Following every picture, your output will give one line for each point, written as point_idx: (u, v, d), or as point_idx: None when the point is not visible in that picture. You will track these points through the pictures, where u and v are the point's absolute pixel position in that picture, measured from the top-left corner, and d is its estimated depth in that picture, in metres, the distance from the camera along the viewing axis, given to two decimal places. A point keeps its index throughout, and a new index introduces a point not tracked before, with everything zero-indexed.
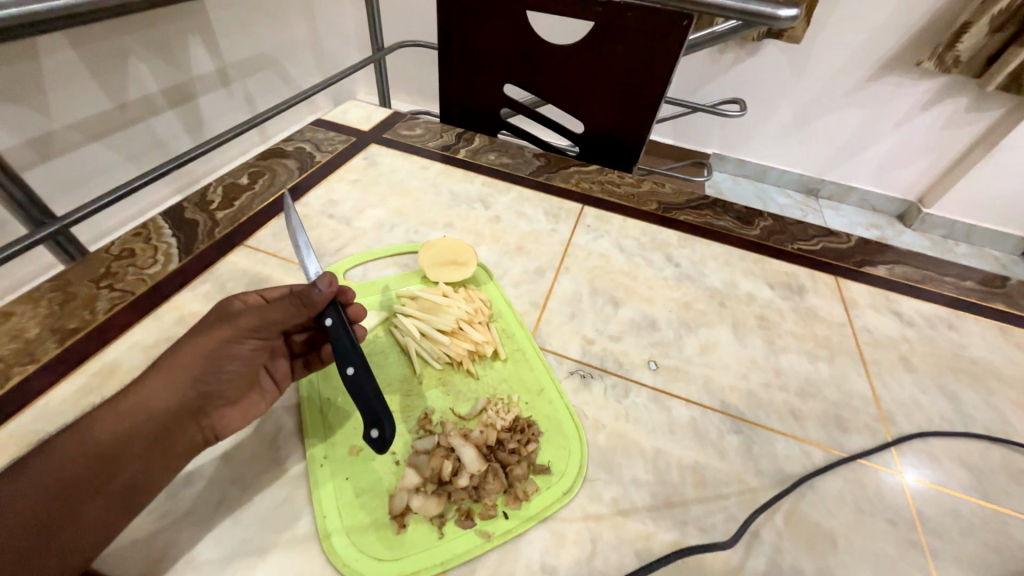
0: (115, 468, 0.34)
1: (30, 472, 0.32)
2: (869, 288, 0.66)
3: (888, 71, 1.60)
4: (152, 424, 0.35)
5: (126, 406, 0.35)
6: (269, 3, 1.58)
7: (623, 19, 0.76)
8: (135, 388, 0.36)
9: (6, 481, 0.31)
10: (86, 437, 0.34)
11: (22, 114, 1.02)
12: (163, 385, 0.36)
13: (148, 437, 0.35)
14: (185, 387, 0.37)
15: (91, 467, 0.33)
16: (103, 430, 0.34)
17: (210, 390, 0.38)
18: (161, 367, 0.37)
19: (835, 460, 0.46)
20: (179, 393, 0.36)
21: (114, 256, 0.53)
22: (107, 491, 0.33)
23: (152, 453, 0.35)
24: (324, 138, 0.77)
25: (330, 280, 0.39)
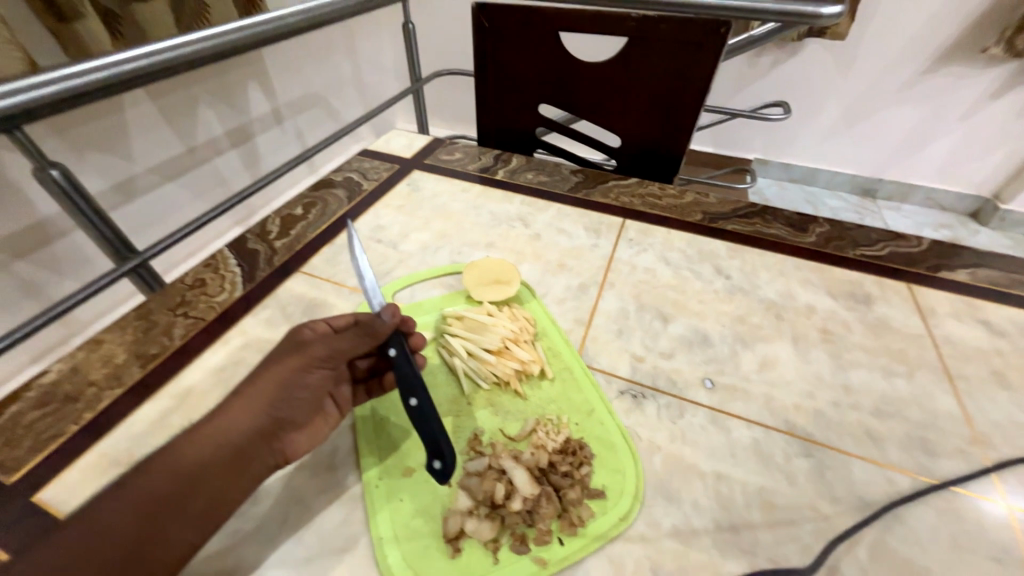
0: (200, 490, 0.34)
1: (121, 496, 0.32)
2: (948, 294, 0.60)
3: (949, 61, 1.50)
4: (232, 446, 0.36)
5: (208, 430, 0.36)
6: (317, 46, 1.71)
7: (657, 31, 0.76)
8: (215, 413, 0.37)
9: (95, 505, 0.32)
10: (171, 460, 0.34)
11: (110, 161, 1.15)
12: (242, 410, 0.37)
13: (231, 459, 0.36)
14: (262, 410, 0.38)
15: (175, 489, 0.33)
16: (188, 454, 0.35)
17: (284, 415, 0.39)
18: (240, 394, 0.38)
19: (925, 487, 0.42)
20: (257, 415, 0.37)
21: (188, 285, 0.58)
22: (192, 510, 0.34)
23: (233, 477, 0.36)
24: (370, 167, 0.81)
25: (392, 311, 0.43)
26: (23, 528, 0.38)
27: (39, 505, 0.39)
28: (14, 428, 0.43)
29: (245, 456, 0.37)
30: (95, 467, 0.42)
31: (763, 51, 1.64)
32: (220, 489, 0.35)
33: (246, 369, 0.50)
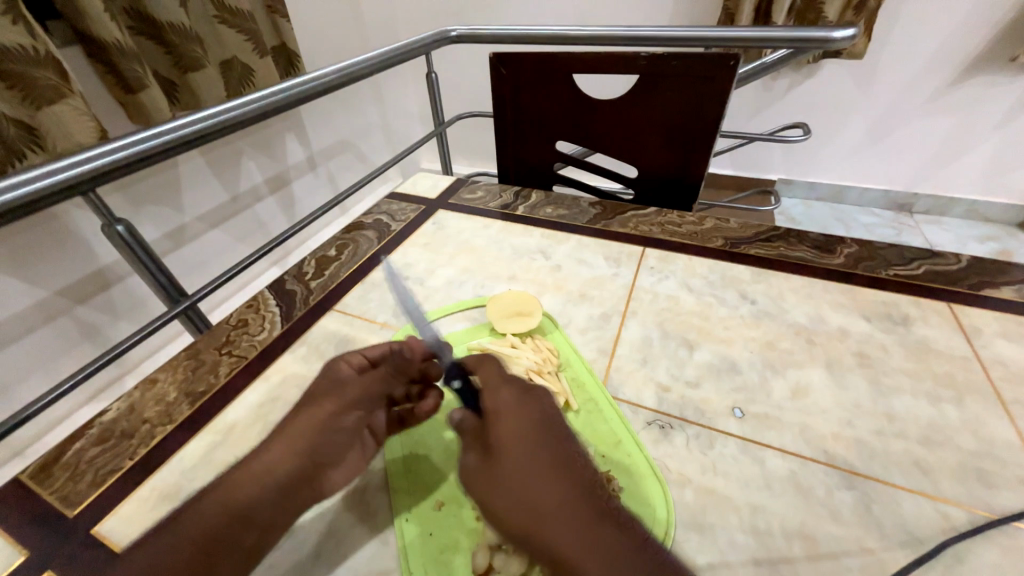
0: (247, 524, 0.36)
1: (177, 534, 0.35)
2: (994, 313, 0.57)
3: (975, 73, 1.48)
4: (276, 478, 0.39)
5: (255, 470, 0.39)
6: (349, 98, 1.85)
7: (668, 67, 0.79)
8: (260, 455, 0.40)
9: (154, 544, 0.35)
10: (220, 499, 0.37)
11: (164, 212, 1.26)
12: (285, 450, 0.41)
13: (277, 492, 0.38)
14: (300, 444, 0.41)
15: (226, 525, 0.36)
16: (234, 493, 0.37)
17: (322, 451, 0.42)
18: (283, 436, 0.42)
19: (985, 523, 0.39)
20: (296, 450, 0.41)
21: (232, 325, 0.62)
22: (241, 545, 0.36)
23: (276, 509, 0.38)
24: (397, 208, 0.85)
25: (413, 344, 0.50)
26: (81, 559, 0.40)
27: (97, 537, 0.42)
28: (77, 463, 0.47)
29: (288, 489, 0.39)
30: (147, 500, 0.44)
31: (777, 75, 1.65)
32: (268, 520, 0.37)
33: (284, 405, 0.52)
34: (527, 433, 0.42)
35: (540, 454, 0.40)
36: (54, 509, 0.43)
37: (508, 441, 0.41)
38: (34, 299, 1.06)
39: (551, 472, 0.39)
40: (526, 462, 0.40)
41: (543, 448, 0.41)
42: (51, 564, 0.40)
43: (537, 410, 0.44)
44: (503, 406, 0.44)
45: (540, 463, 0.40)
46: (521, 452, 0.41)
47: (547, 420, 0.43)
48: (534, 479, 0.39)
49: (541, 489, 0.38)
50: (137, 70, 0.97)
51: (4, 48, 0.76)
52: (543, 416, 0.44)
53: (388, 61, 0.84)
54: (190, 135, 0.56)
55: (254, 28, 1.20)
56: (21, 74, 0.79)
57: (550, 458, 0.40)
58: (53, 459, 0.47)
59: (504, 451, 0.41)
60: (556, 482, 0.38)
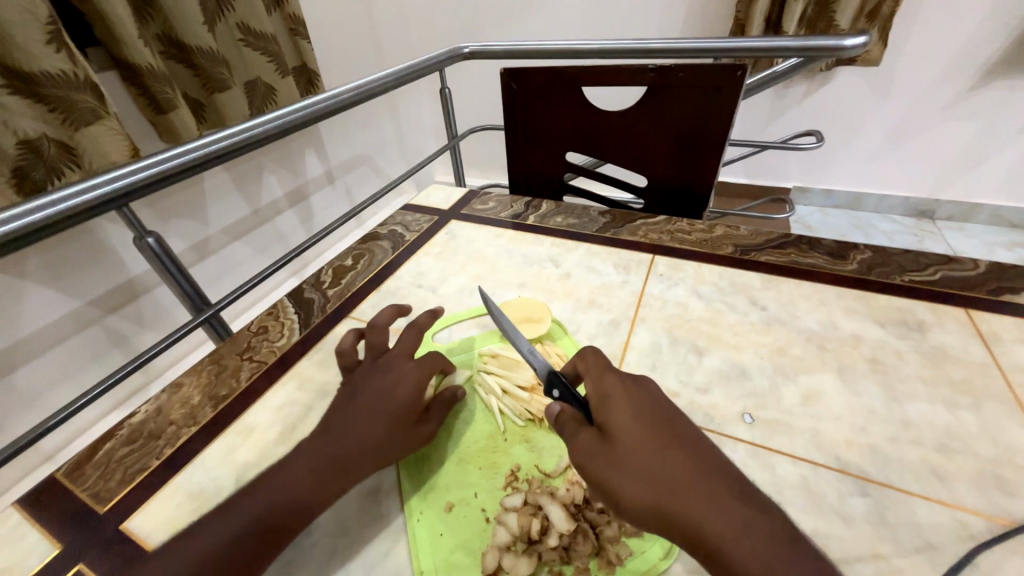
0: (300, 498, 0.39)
1: (234, 507, 0.38)
2: (1013, 319, 0.56)
3: (995, 77, 1.45)
4: (318, 475, 0.40)
5: (305, 450, 0.42)
6: (366, 114, 1.91)
7: (676, 78, 0.80)
8: (316, 436, 0.43)
9: (222, 511, 0.38)
10: (276, 479, 0.39)
11: (190, 225, 1.31)
12: (338, 433, 0.43)
13: (312, 489, 0.39)
14: (341, 431, 0.43)
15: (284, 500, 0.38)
16: (291, 474, 0.40)
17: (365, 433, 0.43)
18: (336, 419, 0.44)
19: (1006, 532, 0.38)
20: (346, 433, 0.43)
21: (253, 332, 0.64)
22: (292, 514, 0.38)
23: (323, 485, 0.40)
24: (412, 220, 0.88)
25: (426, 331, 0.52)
26: (110, 553, 0.42)
27: (125, 532, 0.44)
28: (108, 462, 0.49)
29: (324, 483, 0.40)
30: (172, 498, 0.46)
31: (790, 83, 1.65)
32: (302, 518, 0.39)
33: (302, 408, 0.54)
34: (651, 419, 0.38)
35: (659, 434, 0.36)
36: (87, 506, 0.46)
37: (628, 427, 0.37)
38: (67, 309, 1.11)
39: (676, 450, 0.35)
40: (654, 444, 0.36)
41: (667, 430, 0.37)
42: (82, 557, 0.42)
43: (645, 394, 0.40)
44: (614, 393, 0.40)
45: (658, 440, 0.36)
46: (635, 432, 0.37)
47: (660, 404, 0.40)
48: (657, 463, 0.35)
49: (674, 471, 0.34)
50: (167, 92, 1.03)
51: (49, 75, 0.81)
52: (659, 401, 0.40)
53: (404, 78, 0.88)
54: (218, 150, 0.59)
55: (277, 50, 1.26)
56: (63, 98, 0.84)
57: (679, 440, 0.36)
58: (86, 458, 0.50)
59: (625, 436, 0.37)
60: (683, 460, 0.35)
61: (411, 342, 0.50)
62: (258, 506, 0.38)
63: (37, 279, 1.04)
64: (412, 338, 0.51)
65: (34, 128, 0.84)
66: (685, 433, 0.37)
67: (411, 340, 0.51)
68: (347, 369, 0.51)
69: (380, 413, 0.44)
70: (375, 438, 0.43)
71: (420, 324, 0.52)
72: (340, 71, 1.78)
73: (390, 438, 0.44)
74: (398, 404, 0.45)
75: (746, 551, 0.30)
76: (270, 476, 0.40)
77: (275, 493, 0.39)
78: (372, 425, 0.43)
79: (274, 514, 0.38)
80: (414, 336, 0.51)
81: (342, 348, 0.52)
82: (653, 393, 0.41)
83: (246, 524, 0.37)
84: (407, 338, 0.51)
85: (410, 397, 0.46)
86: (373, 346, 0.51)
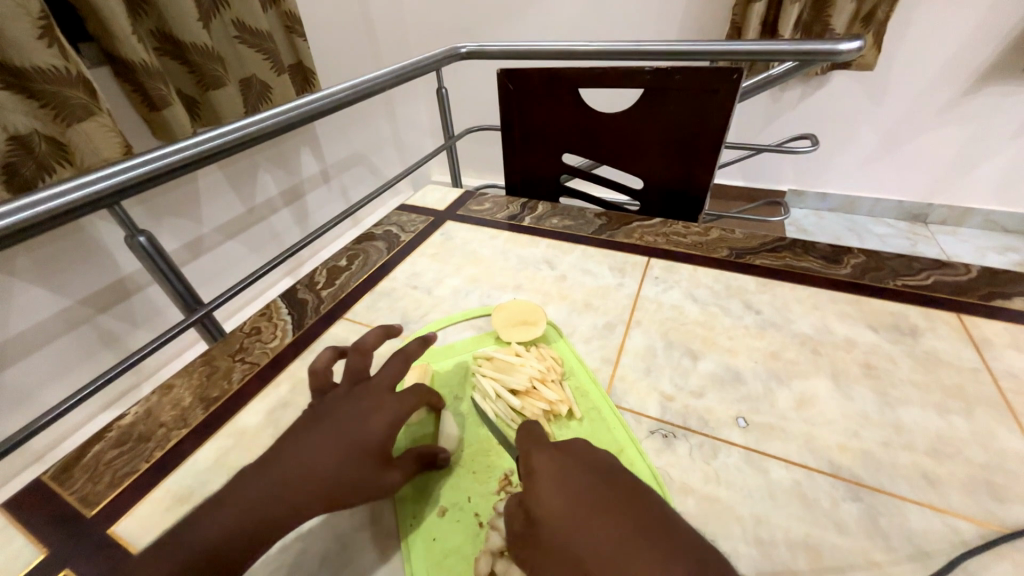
0: (248, 526, 0.35)
1: (189, 528, 0.35)
2: (1005, 324, 0.57)
3: (987, 82, 1.46)
4: (268, 512, 0.36)
5: (266, 473, 0.38)
6: (362, 112, 1.89)
7: (673, 82, 0.80)
8: (280, 457, 0.39)
9: (177, 534, 0.35)
10: (231, 502, 0.36)
11: (182, 224, 1.30)
12: (299, 459, 0.39)
13: (259, 528, 0.35)
14: (307, 455, 0.39)
15: (235, 526, 0.35)
16: (246, 498, 0.36)
17: (330, 462, 0.39)
18: (302, 440, 0.40)
19: (995, 538, 0.38)
20: (309, 460, 0.39)
21: (245, 333, 0.64)
22: (236, 546, 0.35)
23: (273, 517, 0.36)
24: (407, 220, 0.88)
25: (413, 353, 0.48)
26: (98, 558, 0.41)
27: (113, 537, 0.43)
28: (96, 465, 0.49)
29: (279, 514, 0.36)
30: (161, 502, 0.46)
31: (786, 86, 1.66)
32: (252, 549, 0.35)
33: (294, 410, 0.54)
34: (586, 479, 0.36)
35: (592, 496, 0.34)
36: (74, 510, 0.45)
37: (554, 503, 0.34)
38: (57, 308, 1.10)
39: (614, 506, 0.33)
40: (590, 507, 0.33)
41: (598, 486, 0.35)
42: (69, 562, 0.41)
43: (574, 455, 0.38)
44: (541, 462, 0.38)
45: (593, 506, 0.33)
46: (568, 503, 0.34)
47: (597, 458, 0.38)
48: (586, 530, 0.32)
49: (612, 534, 0.31)
50: (161, 89, 1.02)
51: (40, 71, 0.80)
52: (595, 457, 0.38)
53: (401, 77, 0.87)
54: (199, 153, 0.57)
55: (273, 47, 1.26)
56: (55, 95, 0.83)
57: (615, 494, 0.34)
58: (73, 461, 0.49)
59: (558, 505, 0.34)
60: (623, 517, 0.32)
61: (395, 372, 0.46)
62: (207, 540, 0.34)
63: (27, 277, 1.03)
64: (396, 369, 0.46)
65: (25, 124, 0.83)
66: (625, 481, 0.36)
67: (395, 368, 0.46)
68: (316, 391, 0.46)
69: (346, 448, 0.40)
70: (335, 475, 0.39)
71: (410, 353, 0.48)
72: (336, 68, 1.77)
73: (352, 475, 0.39)
74: (367, 441, 0.41)
75: None
76: (229, 498, 0.37)
77: (219, 526, 0.35)
78: (335, 461, 0.39)
79: (216, 552, 0.34)
80: (399, 361, 0.47)
81: (315, 367, 0.47)
82: (589, 448, 0.39)
83: (187, 564, 0.33)
84: (390, 368, 0.46)
85: (383, 435, 0.42)
86: (351, 370, 0.46)
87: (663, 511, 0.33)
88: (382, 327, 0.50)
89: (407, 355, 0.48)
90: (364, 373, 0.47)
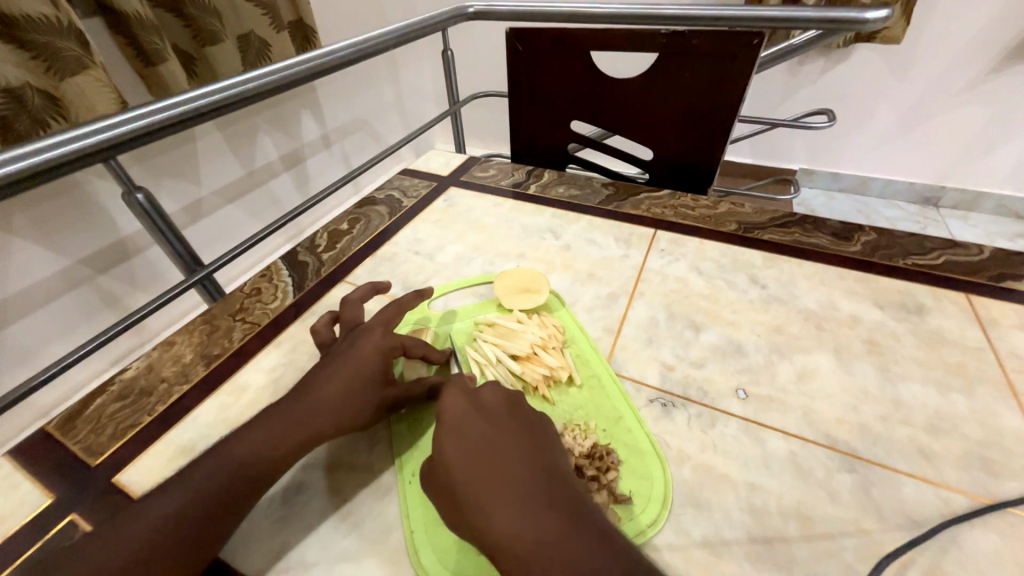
0: (265, 452, 0.39)
1: (211, 458, 0.39)
2: (1014, 306, 0.56)
3: (1016, 61, 1.40)
4: (279, 440, 0.40)
5: (277, 409, 0.42)
6: (365, 74, 1.83)
7: (689, 46, 0.77)
8: (291, 396, 0.43)
9: (199, 463, 0.38)
10: (248, 435, 0.40)
11: (181, 186, 1.28)
12: (305, 395, 0.42)
13: (274, 450, 0.39)
14: (312, 395, 0.42)
15: (251, 452, 0.39)
16: (261, 430, 0.40)
17: (332, 397, 0.42)
18: (311, 382, 0.44)
19: (984, 509, 0.39)
20: (314, 396, 0.42)
21: (245, 293, 0.63)
22: (255, 470, 0.39)
23: (285, 445, 0.40)
24: (409, 185, 0.86)
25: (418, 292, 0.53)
26: (103, 504, 0.42)
27: (118, 485, 0.44)
28: (99, 417, 0.49)
29: (290, 443, 0.40)
30: (163, 453, 0.46)
31: (806, 59, 1.59)
32: (269, 473, 0.39)
33: (295, 369, 0.54)
34: (493, 434, 0.39)
35: (501, 444, 0.38)
36: (79, 458, 0.46)
37: (469, 428, 0.39)
38: (58, 268, 1.09)
39: (511, 466, 0.36)
40: (491, 444, 0.38)
41: (515, 438, 0.39)
42: (75, 508, 0.42)
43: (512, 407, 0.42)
44: (449, 409, 0.40)
45: (495, 444, 0.38)
46: (463, 463, 0.37)
47: (507, 418, 0.41)
48: (478, 462, 0.37)
49: (502, 497, 0.34)
50: (156, 43, 0.98)
51: (30, 19, 0.76)
52: (506, 420, 0.40)
53: (407, 36, 0.83)
54: (196, 110, 0.55)
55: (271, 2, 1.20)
56: (46, 45, 0.80)
57: (514, 461, 0.37)
58: (77, 412, 0.49)
59: (462, 451, 0.38)
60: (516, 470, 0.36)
61: (388, 315, 0.49)
62: (222, 467, 0.38)
63: (26, 235, 1.02)
64: (389, 311, 0.49)
65: (17, 76, 0.80)
66: (537, 440, 0.39)
67: (388, 312, 0.49)
68: (323, 346, 0.50)
69: (345, 384, 0.43)
70: (340, 408, 0.42)
71: (402, 301, 0.51)
72: (338, 26, 1.69)
73: (355, 404, 0.42)
74: (367, 376, 0.44)
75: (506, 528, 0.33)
76: (244, 432, 0.40)
77: (237, 454, 0.39)
78: (337, 396, 0.42)
79: (237, 473, 0.38)
80: (390, 309, 0.49)
81: (315, 326, 0.51)
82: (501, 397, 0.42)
83: (213, 483, 0.37)
84: (384, 311, 0.49)
85: (377, 364, 0.44)
86: (347, 322, 0.50)
87: (550, 474, 0.36)
88: (371, 284, 0.54)
89: (399, 304, 0.50)
90: (360, 322, 0.50)
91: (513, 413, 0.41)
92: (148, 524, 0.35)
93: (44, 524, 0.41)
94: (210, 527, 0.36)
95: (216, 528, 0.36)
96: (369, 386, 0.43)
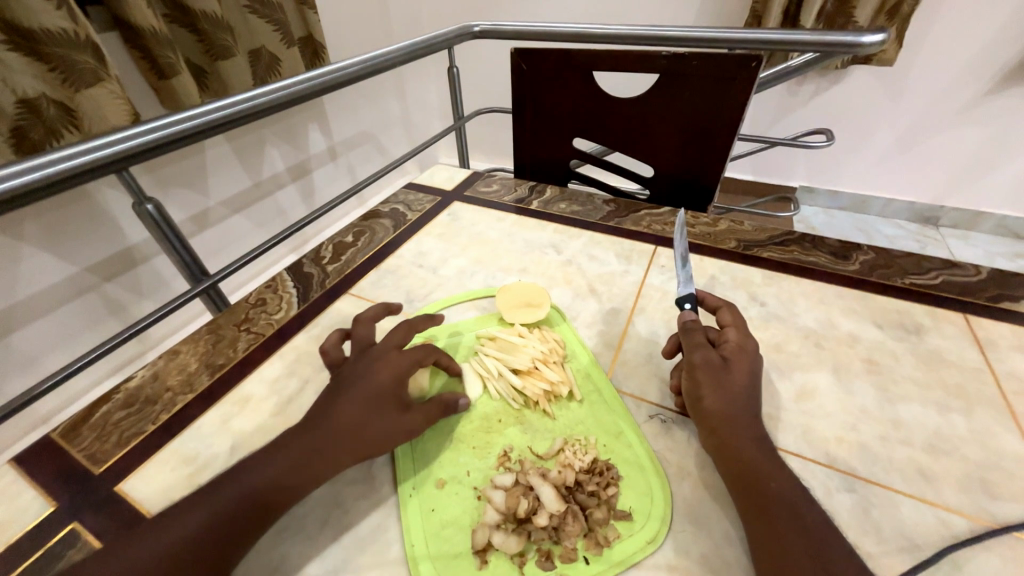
0: (287, 473, 0.40)
1: (231, 480, 0.39)
2: (1011, 326, 0.56)
3: (1011, 84, 1.43)
4: (300, 460, 0.40)
5: (301, 430, 0.43)
6: (372, 88, 1.87)
7: (689, 67, 0.79)
8: (313, 418, 0.43)
9: (218, 486, 0.39)
10: (272, 457, 0.40)
11: (189, 196, 1.29)
12: (326, 416, 0.43)
13: (294, 470, 0.40)
14: (333, 416, 0.43)
15: (273, 474, 0.39)
16: (283, 451, 0.41)
17: (353, 418, 0.43)
18: (333, 403, 0.44)
19: (984, 532, 0.39)
20: (336, 416, 0.43)
21: (251, 303, 0.64)
22: (275, 490, 0.39)
23: (305, 467, 0.40)
24: (414, 199, 0.87)
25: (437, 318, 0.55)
26: (105, 513, 0.43)
27: (120, 494, 0.44)
28: (104, 425, 0.50)
29: (313, 465, 0.40)
30: (167, 462, 0.47)
31: (804, 80, 1.62)
32: (290, 494, 0.39)
33: (298, 380, 0.54)
34: (736, 354, 0.46)
35: (747, 390, 0.44)
36: (82, 466, 0.46)
37: (726, 369, 0.45)
38: (64, 275, 1.10)
39: (749, 412, 0.43)
40: (742, 387, 0.44)
41: (751, 390, 0.45)
42: (77, 516, 0.42)
43: (751, 358, 0.46)
44: (706, 350, 0.46)
45: (744, 393, 0.44)
46: (725, 398, 0.43)
47: (751, 371, 0.45)
48: (736, 401, 0.43)
49: (748, 437, 0.41)
50: (170, 57, 1.00)
51: (49, 33, 0.79)
52: (747, 372, 0.45)
53: (417, 53, 0.86)
54: (207, 123, 0.57)
55: (283, 18, 1.23)
56: (63, 58, 0.82)
57: (751, 410, 0.43)
58: (81, 420, 0.50)
59: (714, 358, 0.45)
60: (751, 391, 0.44)
61: (398, 335, 0.49)
62: (242, 487, 0.38)
63: (34, 243, 1.03)
64: (399, 332, 0.50)
65: (33, 88, 0.82)
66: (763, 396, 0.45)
67: (399, 331, 0.50)
68: (334, 367, 0.50)
69: (366, 402, 0.43)
70: (359, 427, 0.42)
71: (413, 322, 0.52)
72: (346, 41, 1.73)
73: (376, 422, 0.43)
74: (386, 391, 0.44)
75: (755, 458, 0.40)
76: (268, 455, 0.41)
77: (260, 474, 0.39)
78: (358, 415, 0.43)
79: (254, 495, 0.38)
80: (401, 328, 0.50)
81: (326, 346, 0.50)
82: (743, 362, 0.45)
83: (223, 504, 0.37)
84: (394, 332, 0.50)
85: (394, 384, 0.45)
86: (360, 341, 0.50)
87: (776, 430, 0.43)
88: (384, 304, 0.55)
89: (410, 324, 0.51)
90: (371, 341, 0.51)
91: (753, 364, 0.46)
92: (160, 544, 0.35)
93: (45, 533, 0.42)
94: (221, 552, 0.36)
95: (233, 546, 0.36)
96: (389, 404, 0.44)
